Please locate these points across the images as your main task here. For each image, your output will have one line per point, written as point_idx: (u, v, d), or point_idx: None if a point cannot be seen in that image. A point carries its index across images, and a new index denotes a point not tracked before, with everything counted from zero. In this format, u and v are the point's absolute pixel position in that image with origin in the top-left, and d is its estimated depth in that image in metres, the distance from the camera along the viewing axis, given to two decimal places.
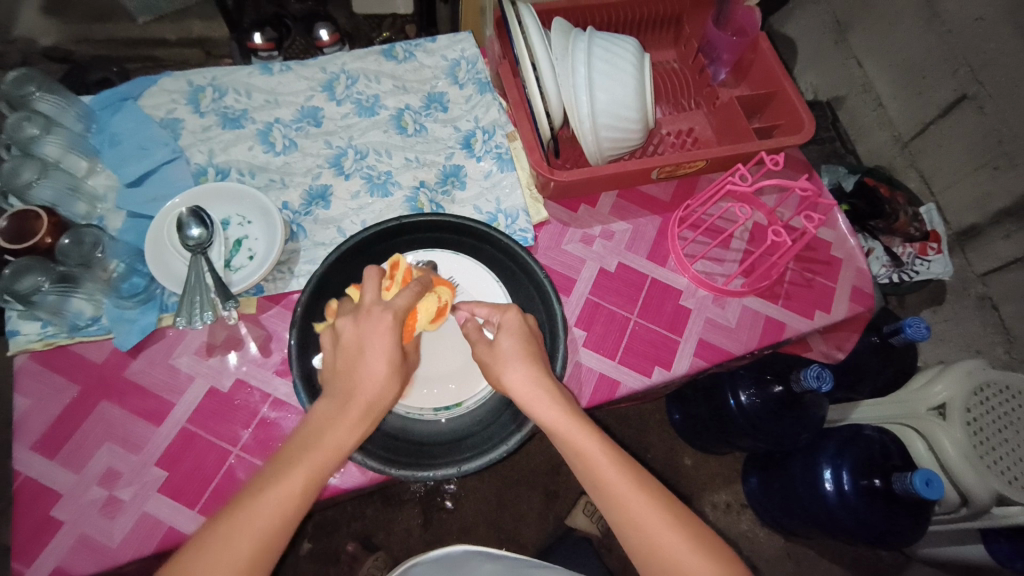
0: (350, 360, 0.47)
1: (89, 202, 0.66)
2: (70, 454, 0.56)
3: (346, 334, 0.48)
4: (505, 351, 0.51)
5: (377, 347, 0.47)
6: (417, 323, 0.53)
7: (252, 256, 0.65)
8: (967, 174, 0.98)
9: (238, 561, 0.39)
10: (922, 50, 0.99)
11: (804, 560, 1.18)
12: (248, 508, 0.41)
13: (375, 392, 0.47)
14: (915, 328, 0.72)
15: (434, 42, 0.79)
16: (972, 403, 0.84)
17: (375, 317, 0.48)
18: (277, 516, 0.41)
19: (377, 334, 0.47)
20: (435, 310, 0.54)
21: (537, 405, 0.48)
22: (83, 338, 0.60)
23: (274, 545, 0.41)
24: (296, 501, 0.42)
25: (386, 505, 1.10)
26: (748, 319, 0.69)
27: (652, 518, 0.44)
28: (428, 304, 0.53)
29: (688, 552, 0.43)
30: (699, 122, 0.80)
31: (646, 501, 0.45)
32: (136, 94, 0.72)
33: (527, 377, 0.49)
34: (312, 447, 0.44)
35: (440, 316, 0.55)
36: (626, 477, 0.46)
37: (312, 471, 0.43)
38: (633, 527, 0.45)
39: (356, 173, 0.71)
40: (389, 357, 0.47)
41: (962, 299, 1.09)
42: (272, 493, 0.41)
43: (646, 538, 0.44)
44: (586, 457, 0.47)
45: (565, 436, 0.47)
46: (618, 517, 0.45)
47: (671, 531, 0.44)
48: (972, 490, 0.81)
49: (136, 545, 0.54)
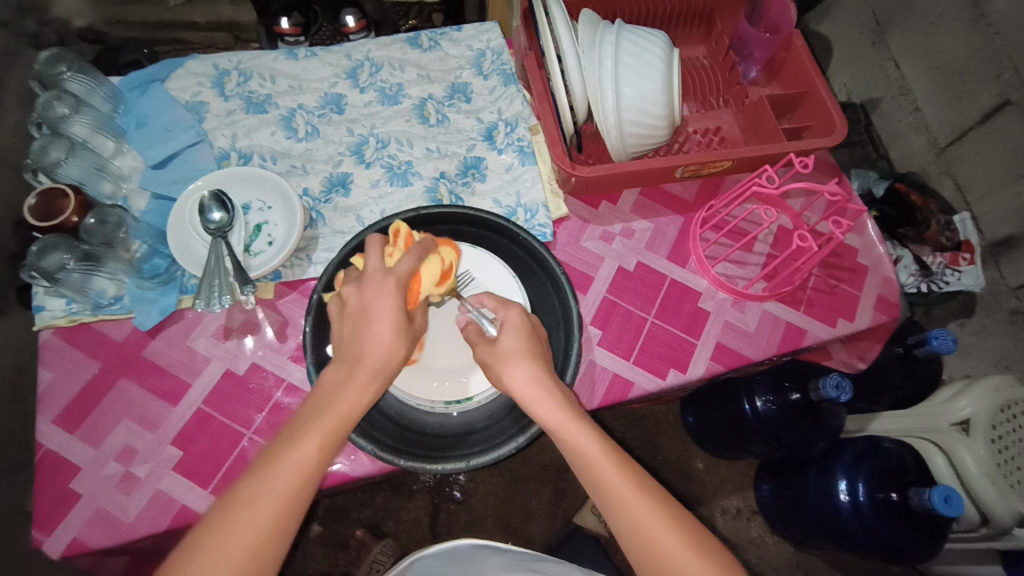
0: (358, 326, 0.47)
1: (115, 182, 0.67)
2: (90, 429, 0.58)
3: (357, 302, 0.48)
4: (507, 348, 0.50)
5: (385, 315, 0.47)
6: (421, 286, 0.52)
7: (271, 242, 0.65)
8: (1006, 183, 0.95)
9: (257, 530, 0.39)
10: (964, 52, 0.95)
11: (813, 570, 1.16)
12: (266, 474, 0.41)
13: (385, 370, 0.46)
14: (941, 340, 0.70)
15: (460, 32, 0.78)
16: (997, 420, 0.82)
17: (380, 280, 0.48)
18: (290, 488, 0.41)
19: (388, 301, 0.47)
20: (439, 276, 0.53)
21: (544, 409, 0.48)
22: (105, 316, 0.61)
23: (287, 520, 0.40)
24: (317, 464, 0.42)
25: (395, 494, 1.11)
26: (767, 324, 0.68)
27: (654, 523, 0.44)
28: (433, 271, 0.52)
29: (689, 557, 0.43)
30: (727, 121, 0.78)
31: (647, 505, 0.44)
32: (163, 76, 0.73)
33: (529, 373, 0.49)
34: (319, 420, 0.43)
35: (445, 279, 0.54)
36: (629, 481, 0.45)
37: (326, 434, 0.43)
38: (633, 533, 0.44)
39: (376, 162, 0.71)
40: (395, 324, 0.47)
41: (993, 313, 1.05)
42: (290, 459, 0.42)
43: (646, 544, 0.43)
44: (588, 459, 0.46)
45: (564, 437, 0.47)
46: (618, 520, 0.45)
47: (673, 536, 0.43)
48: (992, 509, 0.79)
49: (150, 522, 0.54)
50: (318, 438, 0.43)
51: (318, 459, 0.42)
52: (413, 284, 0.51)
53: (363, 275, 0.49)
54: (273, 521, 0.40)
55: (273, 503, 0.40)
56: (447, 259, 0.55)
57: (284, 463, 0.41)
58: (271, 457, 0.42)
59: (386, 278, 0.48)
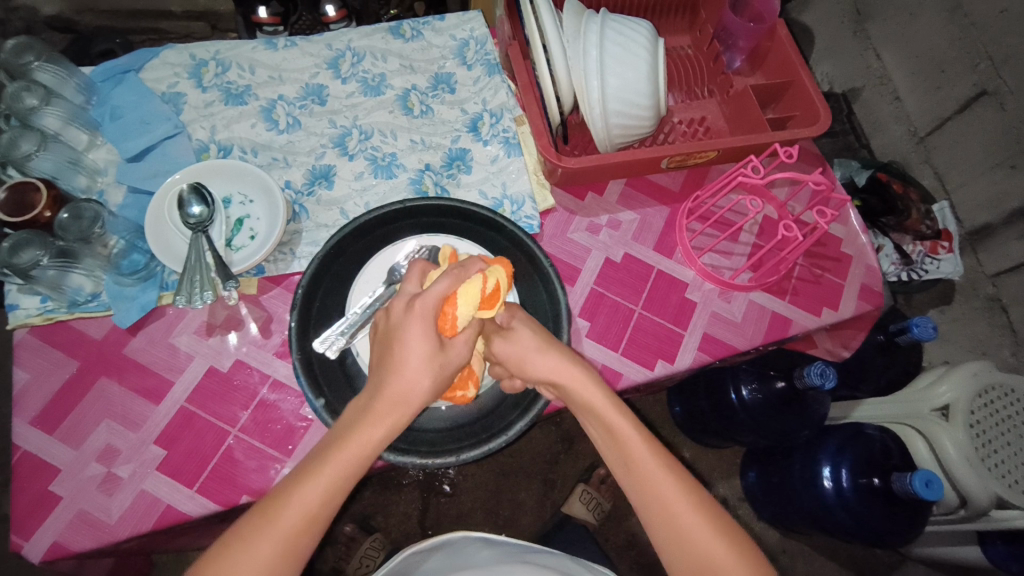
0: (392, 354, 0.46)
1: (90, 176, 0.65)
2: (68, 431, 0.56)
3: (388, 327, 0.48)
4: (524, 342, 0.49)
5: (423, 355, 0.46)
6: (451, 308, 0.47)
7: (253, 236, 0.64)
8: (983, 172, 0.96)
9: (267, 557, 0.40)
10: (942, 43, 0.97)
11: (798, 555, 1.18)
12: (281, 500, 0.41)
13: (414, 406, 0.46)
14: (922, 328, 0.71)
15: (443, 21, 0.77)
16: (976, 405, 0.83)
17: (414, 309, 0.46)
18: (304, 523, 0.41)
19: (418, 334, 0.46)
20: (479, 300, 0.48)
21: (584, 389, 0.48)
22: (82, 314, 0.60)
23: (297, 553, 0.41)
24: (328, 496, 0.42)
25: (384, 489, 1.11)
26: (754, 314, 0.68)
27: (680, 504, 0.44)
28: (472, 295, 0.47)
29: (712, 537, 0.43)
30: (712, 112, 0.78)
31: (675, 486, 0.45)
32: (138, 66, 0.71)
33: (555, 362, 0.49)
34: (337, 449, 0.43)
35: (490, 301, 0.49)
36: (659, 462, 0.46)
37: (339, 467, 0.42)
38: (660, 513, 0.44)
39: (360, 154, 0.70)
40: (426, 355, 0.46)
41: (971, 300, 1.07)
42: (304, 491, 0.41)
43: (670, 525, 0.44)
44: (622, 438, 0.47)
45: (601, 414, 0.47)
46: (643, 501, 0.45)
47: (693, 513, 0.44)
48: (972, 492, 0.80)
49: (133, 523, 0.53)
50: (334, 469, 0.42)
51: (332, 497, 0.42)
52: (446, 308, 0.47)
53: (400, 301, 0.48)
54: (283, 547, 0.40)
55: (282, 531, 0.40)
56: (493, 282, 0.49)
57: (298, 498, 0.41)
58: (288, 491, 0.42)
59: (420, 309, 0.46)
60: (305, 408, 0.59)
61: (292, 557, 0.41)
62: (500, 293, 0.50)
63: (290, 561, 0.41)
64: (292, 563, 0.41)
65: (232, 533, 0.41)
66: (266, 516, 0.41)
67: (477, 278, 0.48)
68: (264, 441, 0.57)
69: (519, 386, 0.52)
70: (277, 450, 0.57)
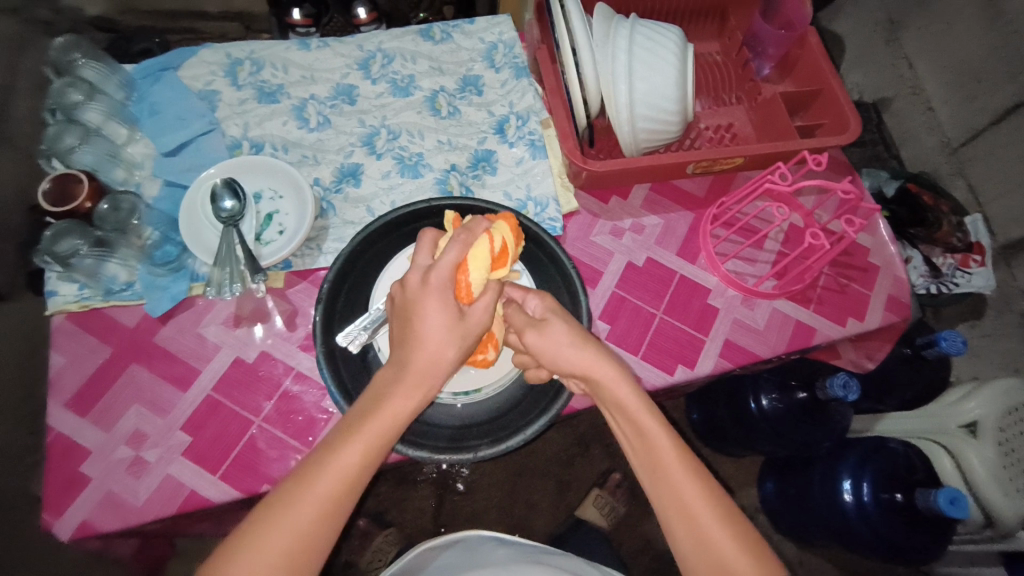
0: (411, 326, 0.46)
1: (127, 168, 0.67)
2: (101, 414, 0.58)
3: (406, 301, 0.47)
4: (556, 335, 0.49)
5: (447, 323, 0.46)
6: (467, 274, 0.49)
7: (282, 231, 0.65)
8: (1019, 185, 0.94)
9: (304, 526, 0.41)
10: (980, 52, 0.95)
11: (814, 569, 1.16)
12: (315, 473, 0.42)
13: (440, 376, 0.46)
14: (951, 342, 0.70)
15: (472, 24, 0.78)
16: (1006, 422, 0.81)
17: (431, 282, 0.46)
18: (337, 495, 0.42)
19: (436, 303, 0.46)
20: (488, 258, 0.50)
21: (614, 385, 0.48)
22: (116, 302, 0.62)
23: (333, 521, 0.42)
24: (362, 469, 0.43)
25: (399, 484, 1.12)
26: (777, 322, 0.67)
27: (705, 512, 0.44)
28: (481, 254, 0.49)
29: (735, 547, 0.43)
30: (739, 118, 0.78)
31: (702, 495, 0.44)
32: (176, 64, 0.73)
33: (585, 356, 0.48)
34: (368, 424, 0.44)
35: (500, 259, 0.52)
36: (685, 467, 0.45)
37: (372, 440, 0.43)
38: (682, 517, 0.44)
39: (387, 153, 0.71)
40: (446, 324, 0.46)
41: (1002, 316, 1.04)
42: (337, 465, 0.42)
43: (693, 531, 0.44)
44: (652, 443, 0.46)
45: (632, 414, 0.47)
46: (665, 504, 0.45)
47: (720, 523, 0.44)
48: (997, 509, 0.79)
49: (159, 506, 0.55)
50: (366, 441, 0.43)
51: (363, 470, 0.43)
52: (459, 275, 0.49)
53: (416, 274, 0.48)
54: (320, 517, 0.41)
55: (318, 502, 0.41)
56: (498, 240, 0.51)
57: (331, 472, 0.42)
58: (321, 464, 0.42)
59: (436, 279, 0.46)
60: (327, 400, 0.60)
61: (329, 526, 0.42)
62: (508, 250, 0.52)
63: (328, 530, 0.42)
64: (329, 532, 0.42)
65: (266, 505, 0.41)
66: (301, 488, 0.41)
67: (483, 239, 0.50)
68: (286, 432, 0.59)
69: (546, 375, 0.53)
70: (298, 441, 0.58)
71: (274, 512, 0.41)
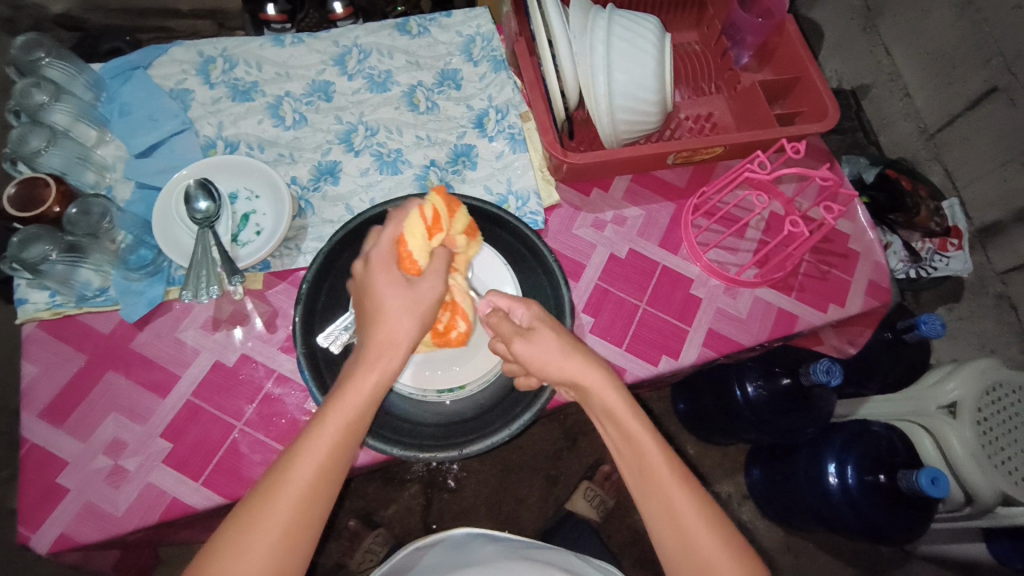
0: (368, 306, 0.48)
1: (98, 171, 0.66)
2: (76, 423, 0.57)
3: (358, 284, 0.49)
4: (547, 345, 0.49)
5: (397, 294, 0.47)
6: (405, 248, 0.48)
7: (259, 231, 0.64)
8: (994, 169, 0.95)
9: (286, 515, 0.40)
10: (953, 38, 0.96)
11: (802, 553, 1.17)
12: (289, 462, 0.41)
13: (405, 347, 0.47)
14: (930, 325, 0.71)
15: (449, 17, 0.77)
16: (983, 403, 0.82)
17: (373, 261, 0.48)
18: (313, 478, 0.41)
19: (381, 278, 0.47)
20: (423, 229, 0.48)
21: (601, 391, 0.48)
22: (90, 308, 0.60)
23: (317, 505, 0.41)
24: (339, 450, 0.42)
25: (389, 484, 1.11)
26: (759, 310, 0.68)
27: (689, 512, 0.44)
28: (414, 226, 0.48)
29: (719, 545, 0.44)
30: (719, 108, 0.78)
31: (687, 496, 0.45)
32: (146, 64, 0.71)
33: (574, 365, 0.48)
34: (337, 405, 0.43)
35: (438, 227, 0.49)
36: (675, 477, 0.45)
37: (344, 421, 0.43)
38: (671, 525, 0.44)
39: (365, 150, 0.70)
40: (395, 295, 0.47)
41: (980, 298, 1.06)
42: (311, 448, 0.42)
43: (682, 539, 0.44)
44: (638, 444, 0.46)
45: (619, 419, 0.47)
46: (654, 511, 0.45)
47: (704, 523, 0.44)
48: (976, 488, 0.80)
49: (140, 514, 0.54)
50: (340, 423, 0.43)
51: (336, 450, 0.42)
52: (399, 249, 0.48)
53: (359, 260, 0.49)
54: (303, 503, 0.41)
55: (299, 488, 0.41)
56: (430, 208, 0.49)
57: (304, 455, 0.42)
58: (293, 449, 0.42)
59: (376, 258, 0.48)
60: (309, 401, 0.59)
61: (315, 510, 0.41)
62: (442, 218, 0.49)
63: (313, 516, 0.41)
64: (315, 517, 0.41)
65: (245, 502, 0.41)
66: (277, 477, 0.41)
67: (415, 212, 0.49)
68: (269, 435, 0.58)
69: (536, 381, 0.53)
70: (281, 443, 0.58)
71: (255, 504, 0.40)
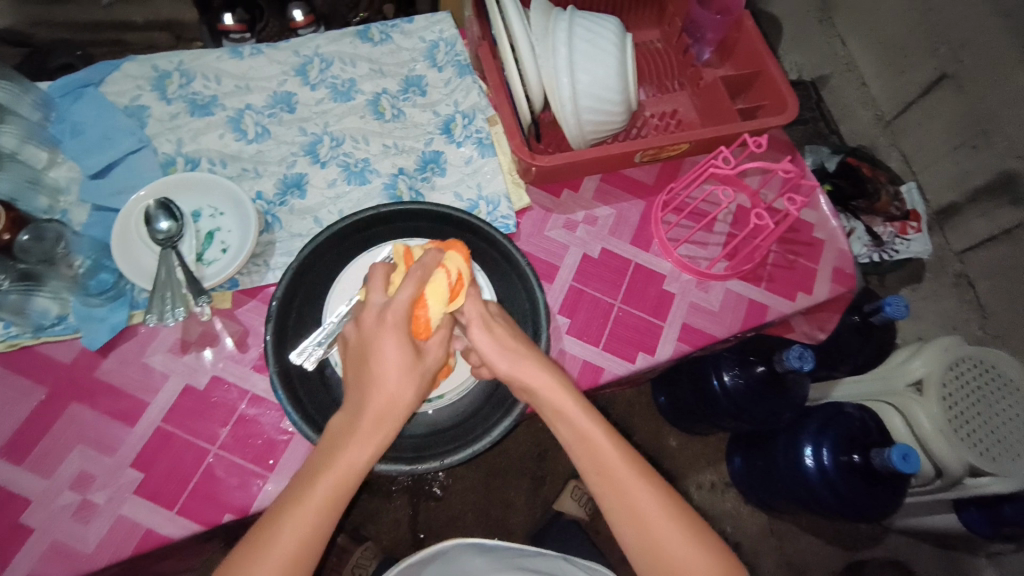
0: (370, 368, 0.46)
1: (51, 195, 0.64)
2: (39, 459, 0.55)
3: (359, 342, 0.47)
4: (509, 343, 0.50)
5: (399, 366, 0.45)
6: (426, 311, 0.48)
7: (225, 249, 0.63)
8: (947, 153, 0.99)
9: None
10: (904, 29, 0.99)
11: (785, 535, 1.20)
12: (274, 531, 0.42)
13: (400, 418, 0.46)
14: (895, 307, 0.73)
15: (411, 23, 0.76)
16: (948, 378, 0.86)
17: (386, 321, 0.46)
18: (296, 551, 0.42)
19: (391, 344, 0.46)
20: (448, 294, 0.49)
21: (558, 400, 0.48)
22: (48, 338, 0.58)
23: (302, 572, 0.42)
24: (326, 519, 0.43)
25: (374, 496, 1.10)
26: (731, 302, 0.69)
27: (655, 517, 0.46)
28: (440, 293, 0.49)
29: (685, 546, 0.45)
30: (683, 104, 0.79)
31: (653, 501, 0.46)
32: (97, 80, 0.69)
33: (517, 358, 0.49)
34: (327, 476, 0.43)
35: (459, 293, 0.51)
36: (637, 475, 0.47)
37: (333, 492, 0.43)
38: (636, 525, 0.46)
39: (332, 161, 0.69)
40: (403, 364, 0.46)
41: (940, 278, 1.09)
42: (297, 518, 0.42)
43: (647, 537, 0.46)
44: (603, 459, 0.47)
45: (586, 437, 0.48)
46: (618, 512, 0.47)
47: (671, 526, 0.46)
48: (946, 461, 0.82)
49: (112, 549, 0.52)
50: (327, 495, 0.43)
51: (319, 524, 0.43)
52: (417, 312, 0.48)
53: (369, 314, 0.47)
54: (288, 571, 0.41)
55: (284, 557, 0.41)
56: (456, 272, 0.51)
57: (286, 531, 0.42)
58: (278, 520, 0.42)
59: (392, 320, 0.46)
60: (285, 420, 0.58)
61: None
62: (464, 280, 0.51)
63: None
64: None
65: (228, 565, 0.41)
66: (262, 547, 0.41)
67: (441, 276, 0.49)
68: (246, 457, 0.56)
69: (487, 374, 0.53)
70: (258, 465, 0.56)
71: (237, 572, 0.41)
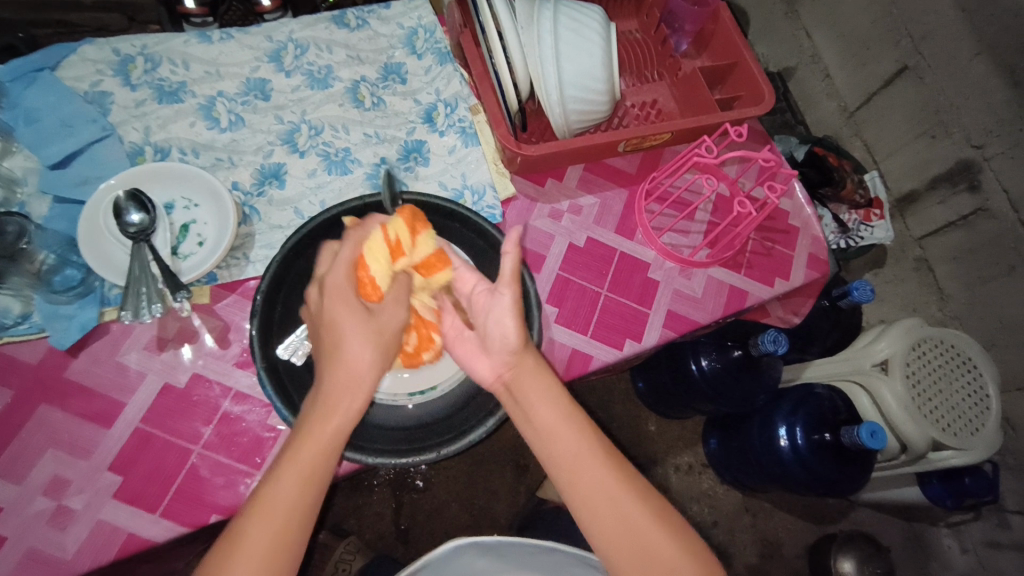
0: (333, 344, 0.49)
1: (7, 187, 0.60)
2: (7, 465, 0.52)
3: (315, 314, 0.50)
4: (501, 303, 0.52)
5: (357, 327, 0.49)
6: (365, 270, 0.51)
7: (202, 242, 0.60)
8: (908, 142, 1.03)
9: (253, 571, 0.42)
10: (867, 22, 1.02)
11: (759, 512, 1.24)
12: (257, 519, 0.43)
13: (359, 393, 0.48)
14: (861, 291, 0.76)
15: (389, 9, 0.74)
16: (911, 358, 0.90)
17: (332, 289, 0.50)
18: (274, 539, 0.43)
19: (341, 308, 0.49)
20: (385, 250, 0.51)
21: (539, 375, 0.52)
22: (12, 338, 0.55)
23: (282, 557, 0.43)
24: (299, 505, 0.44)
25: (356, 491, 1.08)
26: (713, 289, 0.70)
27: (625, 498, 0.49)
28: (374, 248, 0.51)
29: (652, 525, 0.48)
30: (662, 94, 0.80)
31: (622, 485, 0.49)
32: (52, 64, 0.64)
33: (517, 334, 0.51)
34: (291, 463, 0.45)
35: (398, 251, 0.51)
36: (602, 461, 0.50)
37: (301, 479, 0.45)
38: (607, 502, 0.49)
39: (311, 150, 0.67)
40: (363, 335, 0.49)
41: (901, 262, 1.13)
42: (270, 510, 0.44)
43: (619, 519, 0.48)
44: (576, 446, 0.50)
45: (561, 424, 0.51)
46: (592, 497, 0.49)
47: (637, 507, 0.49)
48: (911, 438, 0.87)
49: (92, 555, 0.50)
50: (297, 478, 0.45)
51: (295, 508, 0.44)
52: (359, 271, 0.51)
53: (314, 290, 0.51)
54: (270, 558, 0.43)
55: (262, 546, 0.43)
56: (393, 231, 0.51)
57: (263, 520, 0.43)
58: (252, 511, 0.44)
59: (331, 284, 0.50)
60: (272, 417, 0.57)
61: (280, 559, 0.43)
62: (405, 241, 0.51)
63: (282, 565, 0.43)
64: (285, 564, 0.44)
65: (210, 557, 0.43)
66: (240, 540, 0.43)
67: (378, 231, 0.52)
68: (231, 456, 0.55)
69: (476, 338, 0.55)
70: (245, 464, 0.55)
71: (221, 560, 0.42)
